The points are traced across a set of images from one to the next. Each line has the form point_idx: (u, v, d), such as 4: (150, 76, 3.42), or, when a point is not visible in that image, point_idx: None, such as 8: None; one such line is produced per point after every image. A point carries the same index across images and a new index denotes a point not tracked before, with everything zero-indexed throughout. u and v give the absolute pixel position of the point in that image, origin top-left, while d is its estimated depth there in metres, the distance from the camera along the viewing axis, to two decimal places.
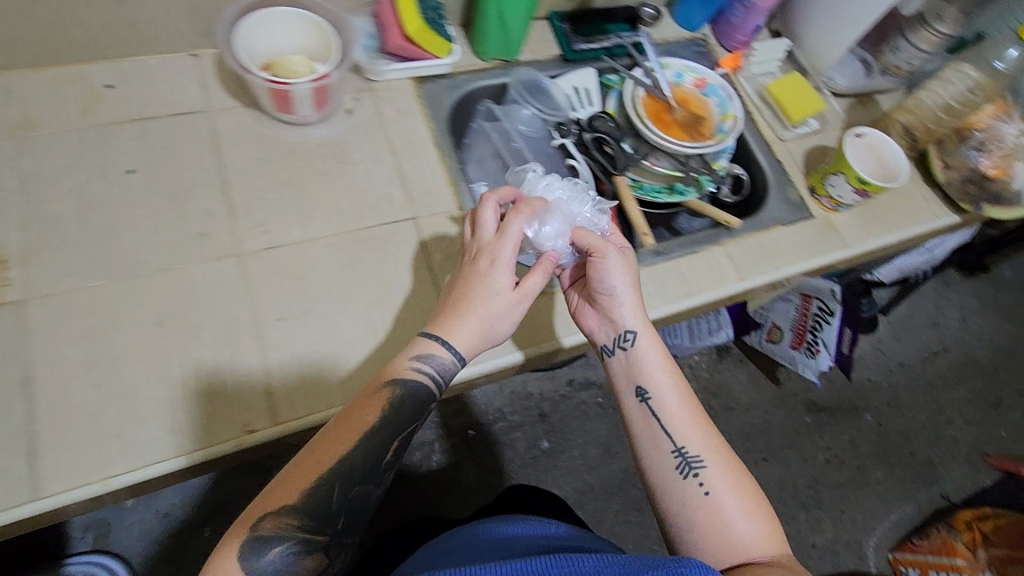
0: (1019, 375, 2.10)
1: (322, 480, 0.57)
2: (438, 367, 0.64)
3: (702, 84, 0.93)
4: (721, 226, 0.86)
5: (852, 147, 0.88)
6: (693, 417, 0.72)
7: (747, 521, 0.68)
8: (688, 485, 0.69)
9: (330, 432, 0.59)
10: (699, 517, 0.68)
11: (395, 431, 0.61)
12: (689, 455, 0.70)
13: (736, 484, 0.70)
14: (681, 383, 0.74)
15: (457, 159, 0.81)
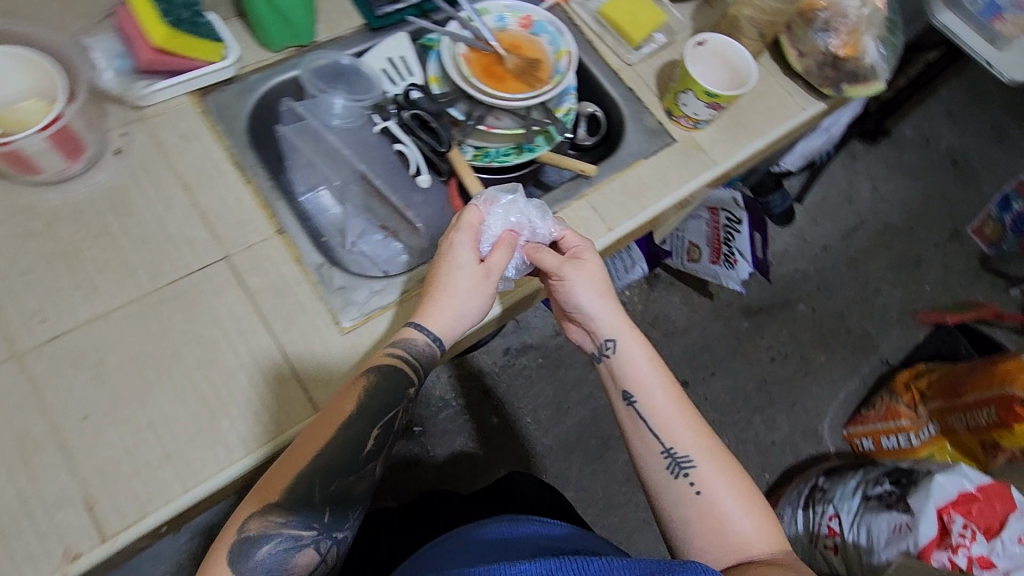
0: (934, 228, 2.16)
1: (301, 478, 0.56)
2: (411, 349, 0.63)
3: (528, 23, 0.84)
4: (579, 176, 0.80)
5: (696, 57, 0.82)
6: (685, 419, 0.73)
7: (743, 518, 0.69)
8: (679, 485, 0.71)
9: (313, 433, 0.58)
10: (694, 515, 0.70)
11: (374, 419, 0.60)
12: (682, 458, 0.71)
13: (732, 480, 0.71)
14: (671, 387, 0.74)
15: (267, 174, 0.71)
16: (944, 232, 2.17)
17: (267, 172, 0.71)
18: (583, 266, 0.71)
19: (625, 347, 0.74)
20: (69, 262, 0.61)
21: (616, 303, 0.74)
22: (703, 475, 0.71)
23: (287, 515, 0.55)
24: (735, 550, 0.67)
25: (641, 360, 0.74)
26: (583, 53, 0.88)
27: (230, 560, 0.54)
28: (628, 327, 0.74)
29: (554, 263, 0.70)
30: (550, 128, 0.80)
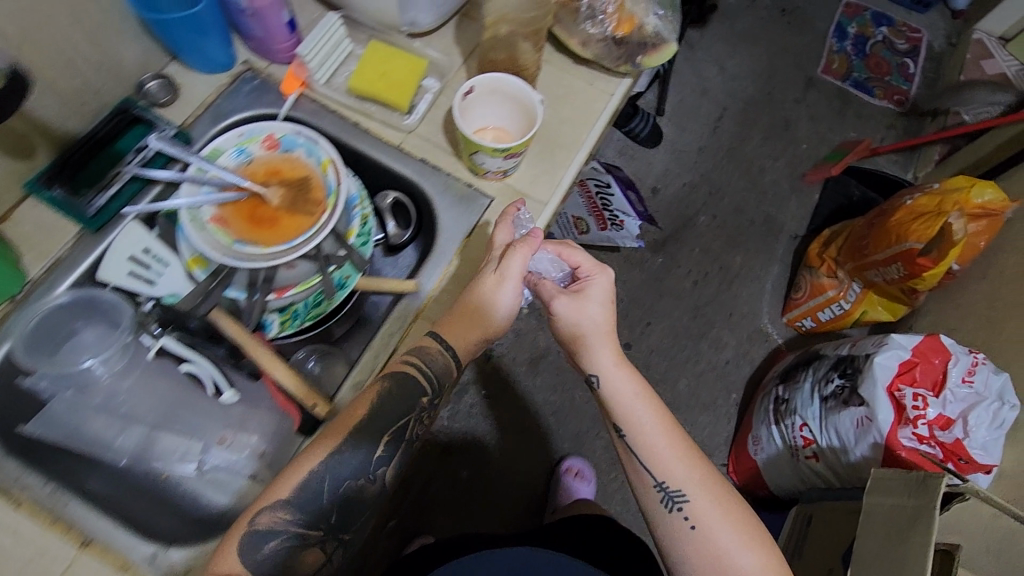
0: (789, 86, 2.18)
1: (309, 478, 0.59)
2: (429, 364, 0.65)
3: (275, 143, 0.70)
4: (405, 294, 0.70)
5: (470, 105, 0.71)
6: (674, 456, 0.75)
7: (743, 550, 0.71)
8: (674, 517, 0.73)
9: (333, 431, 0.61)
10: (688, 547, 0.72)
11: (386, 426, 0.63)
12: (677, 494, 0.73)
13: (726, 512, 0.73)
14: (661, 428, 0.75)
15: (48, 479, 0.58)
16: (799, 84, 2.18)
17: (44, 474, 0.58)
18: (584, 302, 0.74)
19: (613, 384, 0.76)
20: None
21: (611, 341, 0.75)
22: (697, 510, 0.73)
23: (294, 509, 0.58)
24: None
25: (629, 398, 0.76)
26: (354, 139, 0.76)
27: (238, 551, 0.57)
28: (619, 366, 0.76)
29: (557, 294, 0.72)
30: (348, 264, 0.69)
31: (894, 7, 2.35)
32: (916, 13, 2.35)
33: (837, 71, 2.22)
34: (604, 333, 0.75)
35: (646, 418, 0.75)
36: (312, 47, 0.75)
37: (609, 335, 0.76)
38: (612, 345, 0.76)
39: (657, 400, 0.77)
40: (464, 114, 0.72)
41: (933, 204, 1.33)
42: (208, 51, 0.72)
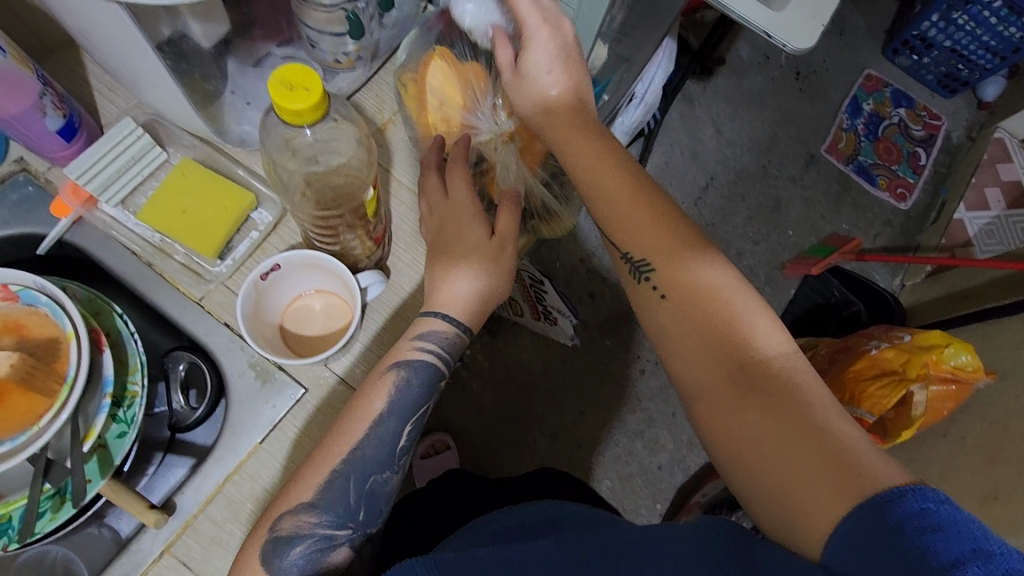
0: (789, 159, 1.96)
1: (333, 476, 0.50)
2: (440, 342, 0.54)
3: (11, 294, 0.53)
4: (147, 523, 0.53)
5: (285, 279, 0.56)
6: (639, 215, 0.54)
7: (759, 335, 0.49)
8: (641, 292, 0.54)
9: (358, 419, 0.51)
10: (666, 326, 0.53)
11: (406, 406, 0.52)
12: (643, 264, 0.54)
13: (718, 282, 0.52)
14: (623, 183, 0.55)
15: None
16: (799, 160, 1.97)
17: None
18: (522, 80, 0.57)
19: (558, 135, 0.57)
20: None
21: (558, 110, 0.57)
22: (668, 276, 0.53)
23: (317, 506, 0.49)
24: (724, 362, 0.49)
25: (595, 165, 0.55)
26: (145, 288, 0.59)
27: (262, 560, 0.47)
28: (624, 202, 0.54)
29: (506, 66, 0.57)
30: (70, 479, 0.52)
31: (918, 86, 2.05)
32: (939, 97, 2.05)
33: (842, 152, 1.98)
34: (587, 121, 0.57)
35: (601, 180, 0.55)
36: (93, 163, 0.57)
37: (572, 110, 0.57)
38: (563, 124, 0.56)
39: (642, 180, 0.55)
40: (266, 294, 0.55)
41: (899, 364, 1.19)
42: None
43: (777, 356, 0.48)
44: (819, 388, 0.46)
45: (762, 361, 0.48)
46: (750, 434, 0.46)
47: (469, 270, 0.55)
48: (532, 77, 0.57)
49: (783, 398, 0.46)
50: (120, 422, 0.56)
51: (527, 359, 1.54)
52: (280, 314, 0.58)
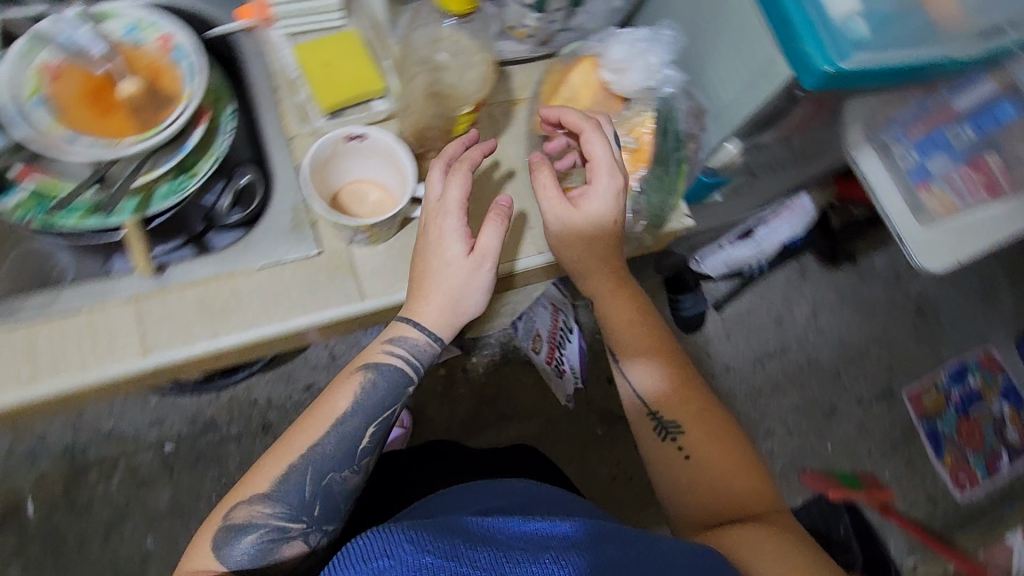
0: (865, 380, 1.86)
1: (294, 468, 0.60)
2: (407, 349, 0.62)
3: (167, 46, 0.63)
4: (138, 269, 0.59)
5: (356, 154, 0.61)
6: (666, 384, 0.68)
7: (724, 481, 0.64)
8: (665, 446, 0.67)
9: (320, 416, 0.61)
10: (681, 477, 0.66)
11: (365, 414, 0.62)
12: (671, 423, 0.67)
13: (721, 443, 0.66)
14: (649, 338, 0.69)
15: None
16: (875, 387, 1.85)
17: None
18: (576, 216, 0.60)
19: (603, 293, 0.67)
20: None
21: (604, 257, 0.64)
22: (691, 437, 0.66)
23: (273, 498, 0.59)
24: (723, 515, 0.63)
25: (638, 334, 0.68)
26: (261, 106, 0.67)
27: (217, 541, 0.58)
28: (671, 375, 0.69)
29: (556, 196, 0.60)
30: (111, 197, 0.59)
31: None
32: None
33: (922, 406, 1.84)
34: (622, 282, 0.67)
35: (631, 338, 0.69)
36: None
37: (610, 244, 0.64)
38: (599, 261, 0.64)
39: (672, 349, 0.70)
40: (337, 158, 0.61)
41: None
42: None
43: (758, 505, 0.63)
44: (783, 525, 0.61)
45: (748, 505, 0.63)
46: (740, 549, 0.58)
47: (448, 280, 0.59)
48: (585, 220, 0.61)
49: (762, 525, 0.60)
50: (172, 185, 0.62)
51: (518, 397, 1.52)
52: (340, 185, 0.63)
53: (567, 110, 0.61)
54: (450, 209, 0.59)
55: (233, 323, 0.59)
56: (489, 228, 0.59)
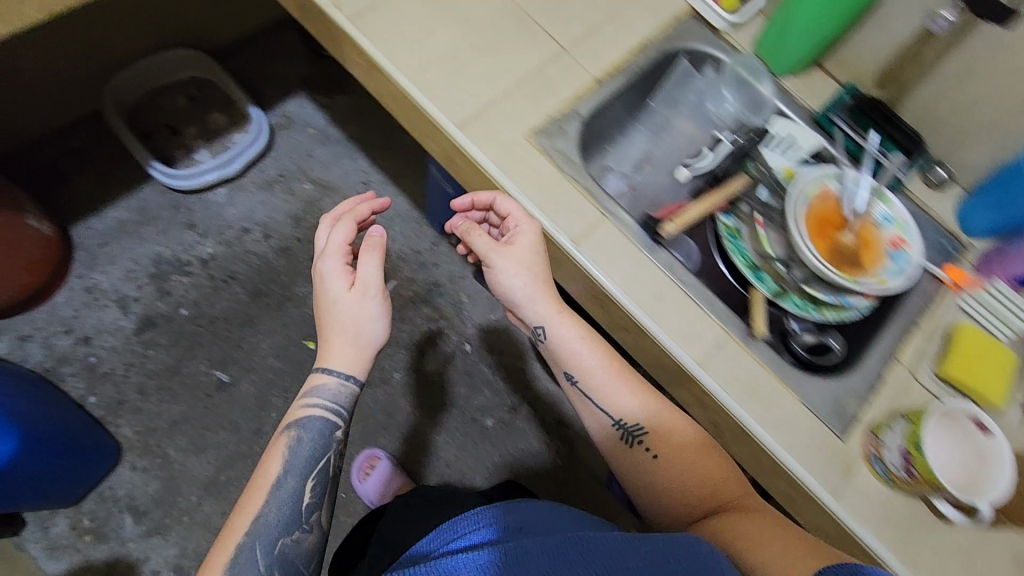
0: None
1: (247, 542, 0.74)
2: (328, 393, 0.84)
3: (896, 244, 0.76)
4: (748, 324, 0.72)
5: (960, 433, 0.65)
6: (632, 394, 0.76)
7: (690, 467, 0.72)
8: (637, 452, 0.74)
9: (258, 485, 0.78)
10: (654, 477, 0.73)
11: (294, 470, 0.80)
12: (633, 427, 0.74)
13: (684, 450, 0.73)
14: (610, 357, 0.77)
15: (635, 84, 0.85)
16: None
17: (640, 90, 0.86)
18: (510, 254, 0.72)
19: (558, 339, 0.76)
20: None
21: (547, 289, 0.75)
22: (655, 437, 0.74)
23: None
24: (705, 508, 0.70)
25: (599, 388, 0.76)
26: (899, 322, 0.76)
27: None
28: (643, 395, 0.76)
29: (484, 246, 0.74)
30: (773, 279, 0.75)
31: None
32: None
33: None
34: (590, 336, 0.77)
35: (596, 359, 0.76)
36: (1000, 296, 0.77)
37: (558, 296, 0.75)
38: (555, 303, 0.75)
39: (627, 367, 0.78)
40: (956, 419, 0.66)
41: None
42: (982, 216, 0.81)
43: (733, 494, 0.70)
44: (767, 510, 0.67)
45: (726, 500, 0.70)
46: (747, 533, 0.62)
47: (354, 314, 0.83)
48: (518, 252, 0.72)
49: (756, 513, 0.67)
50: (803, 304, 0.75)
51: None
52: None
53: (478, 193, 0.74)
54: (334, 254, 0.85)
55: (756, 413, 0.68)
56: (370, 263, 0.84)
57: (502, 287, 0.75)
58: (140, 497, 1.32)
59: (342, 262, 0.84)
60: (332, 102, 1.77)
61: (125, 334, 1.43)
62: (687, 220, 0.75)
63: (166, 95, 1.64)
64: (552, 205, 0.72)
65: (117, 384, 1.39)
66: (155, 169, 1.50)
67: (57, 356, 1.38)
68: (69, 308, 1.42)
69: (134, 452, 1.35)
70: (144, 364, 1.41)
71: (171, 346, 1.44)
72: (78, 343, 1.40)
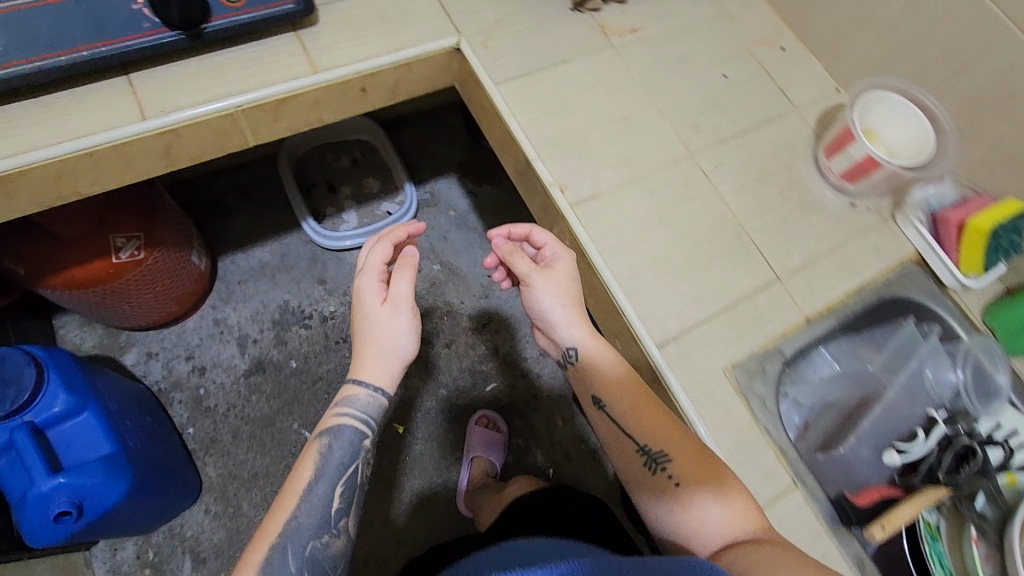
0: None
1: (277, 544, 0.64)
2: (359, 407, 0.72)
3: None
4: None
5: None
6: (657, 421, 0.65)
7: (717, 504, 0.60)
8: (660, 483, 0.64)
9: (287, 490, 0.68)
10: (676, 514, 0.62)
11: (327, 475, 0.69)
12: (659, 453, 0.64)
13: (705, 482, 0.62)
14: (642, 398, 0.67)
15: (843, 325, 0.77)
16: None
17: (848, 333, 0.78)
18: (551, 277, 0.71)
19: (588, 363, 0.70)
20: (747, 156, 0.82)
21: (581, 311, 0.71)
22: (678, 465, 0.63)
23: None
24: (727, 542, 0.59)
25: (620, 420, 0.68)
26: None
27: None
28: (666, 423, 0.65)
29: (525, 268, 0.71)
30: None
31: None
32: None
33: None
34: (621, 364, 0.70)
35: (623, 390, 0.68)
36: None
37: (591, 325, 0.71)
38: (588, 328, 0.71)
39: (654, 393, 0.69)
40: None
41: None
42: None
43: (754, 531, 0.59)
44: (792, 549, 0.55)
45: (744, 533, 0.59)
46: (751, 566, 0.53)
47: (395, 324, 0.72)
48: (556, 274, 0.71)
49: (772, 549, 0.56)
50: None
51: None
52: None
53: (520, 225, 0.74)
54: (369, 270, 0.74)
55: None
56: (403, 279, 0.72)
57: (536, 308, 0.72)
58: (206, 543, 1.32)
59: (376, 276, 0.73)
60: (480, 191, 1.82)
61: (236, 374, 1.46)
62: (898, 526, 0.66)
63: (332, 153, 1.73)
64: (740, 455, 0.66)
65: (215, 422, 1.41)
66: (307, 224, 1.57)
67: (172, 380, 1.42)
68: (196, 335, 1.47)
69: (211, 494, 1.36)
70: (244, 409, 1.43)
71: (273, 397, 1.46)
72: (194, 372, 1.44)
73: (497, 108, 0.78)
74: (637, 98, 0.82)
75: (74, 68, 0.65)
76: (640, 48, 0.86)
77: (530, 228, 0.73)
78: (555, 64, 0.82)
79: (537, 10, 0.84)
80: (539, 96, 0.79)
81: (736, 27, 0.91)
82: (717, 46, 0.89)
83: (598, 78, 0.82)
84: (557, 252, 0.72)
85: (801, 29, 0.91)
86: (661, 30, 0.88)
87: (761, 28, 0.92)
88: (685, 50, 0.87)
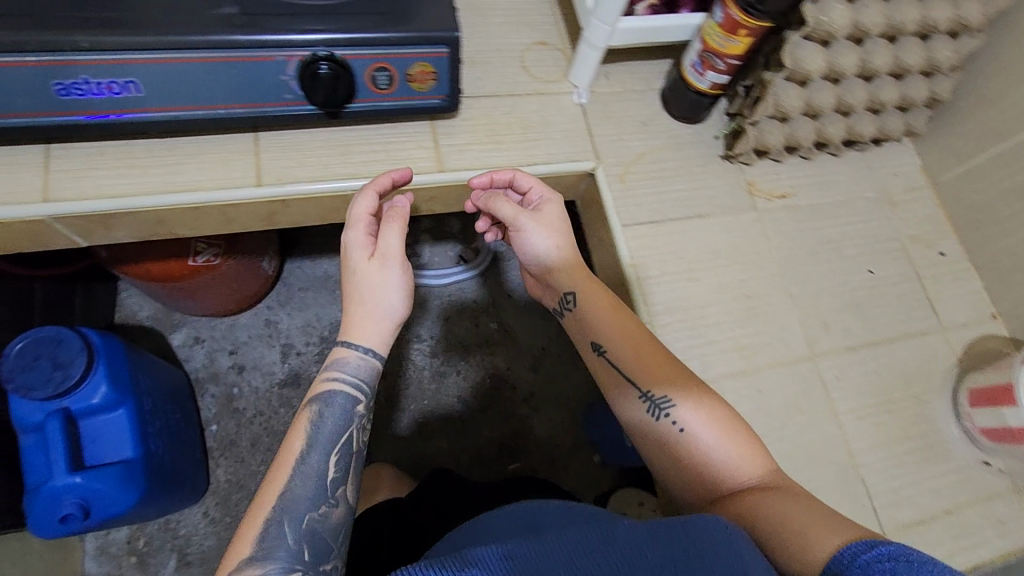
0: None
1: (272, 516, 0.54)
2: (354, 370, 0.60)
3: None
4: None
5: None
6: (653, 356, 0.64)
7: (726, 445, 0.60)
8: (663, 426, 0.62)
9: (276, 461, 0.58)
10: (676, 454, 0.61)
11: (315, 443, 0.58)
12: (663, 400, 0.62)
13: (713, 429, 0.61)
14: (643, 338, 0.65)
15: None
16: None
17: None
18: (541, 218, 0.67)
19: (588, 305, 0.67)
20: (875, 371, 0.73)
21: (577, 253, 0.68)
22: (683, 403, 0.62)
23: (266, 558, 0.53)
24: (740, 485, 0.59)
25: (615, 365, 0.65)
26: None
27: None
28: (670, 367, 0.63)
29: (511, 213, 0.66)
30: None
31: None
32: None
33: None
34: (619, 302, 0.67)
35: (621, 333, 0.65)
36: None
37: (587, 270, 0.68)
38: (586, 275, 0.68)
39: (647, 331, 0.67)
40: None
41: None
42: None
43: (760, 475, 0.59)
44: (805, 495, 0.57)
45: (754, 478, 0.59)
46: (776, 522, 0.54)
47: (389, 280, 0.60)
48: (547, 216, 0.67)
49: (789, 495, 0.56)
50: None
51: None
52: None
53: (501, 172, 0.68)
54: (356, 223, 0.62)
55: None
56: (395, 233, 0.61)
57: (529, 254, 0.69)
58: (195, 548, 1.29)
59: (366, 228, 0.61)
60: None
61: (271, 382, 1.43)
62: None
63: None
64: None
65: (239, 425, 1.40)
66: None
67: (211, 372, 1.42)
68: (245, 332, 1.46)
69: (214, 497, 1.34)
70: (269, 420, 1.41)
71: None
72: (233, 369, 1.43)
73: (616, 251, 0.72)
74: (767, 276, 0.74)
75: (209, 123, 0.63)
76: (784, 219, 0.78)
77: (514, 173, 0.68)
78: (689, 217, 0.75)
79: (686, 152, 0.78)
80: (664, 250, 0.73)
81: (895, 215, 0.82)
82: (868, 234, 0.80)
83: (731, 244, 0.75)
84: (546, 201, 0.68)
85: (969, 237, 0.81)
86: (812, 202, 0.80)
87: (924, 223, 0.82)
88: (832, 231, 0.79)
